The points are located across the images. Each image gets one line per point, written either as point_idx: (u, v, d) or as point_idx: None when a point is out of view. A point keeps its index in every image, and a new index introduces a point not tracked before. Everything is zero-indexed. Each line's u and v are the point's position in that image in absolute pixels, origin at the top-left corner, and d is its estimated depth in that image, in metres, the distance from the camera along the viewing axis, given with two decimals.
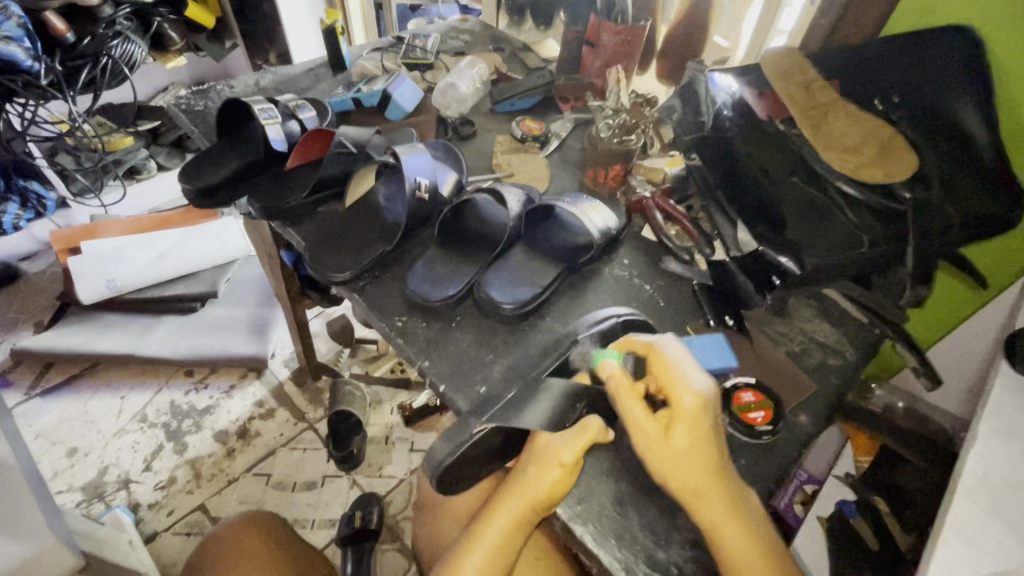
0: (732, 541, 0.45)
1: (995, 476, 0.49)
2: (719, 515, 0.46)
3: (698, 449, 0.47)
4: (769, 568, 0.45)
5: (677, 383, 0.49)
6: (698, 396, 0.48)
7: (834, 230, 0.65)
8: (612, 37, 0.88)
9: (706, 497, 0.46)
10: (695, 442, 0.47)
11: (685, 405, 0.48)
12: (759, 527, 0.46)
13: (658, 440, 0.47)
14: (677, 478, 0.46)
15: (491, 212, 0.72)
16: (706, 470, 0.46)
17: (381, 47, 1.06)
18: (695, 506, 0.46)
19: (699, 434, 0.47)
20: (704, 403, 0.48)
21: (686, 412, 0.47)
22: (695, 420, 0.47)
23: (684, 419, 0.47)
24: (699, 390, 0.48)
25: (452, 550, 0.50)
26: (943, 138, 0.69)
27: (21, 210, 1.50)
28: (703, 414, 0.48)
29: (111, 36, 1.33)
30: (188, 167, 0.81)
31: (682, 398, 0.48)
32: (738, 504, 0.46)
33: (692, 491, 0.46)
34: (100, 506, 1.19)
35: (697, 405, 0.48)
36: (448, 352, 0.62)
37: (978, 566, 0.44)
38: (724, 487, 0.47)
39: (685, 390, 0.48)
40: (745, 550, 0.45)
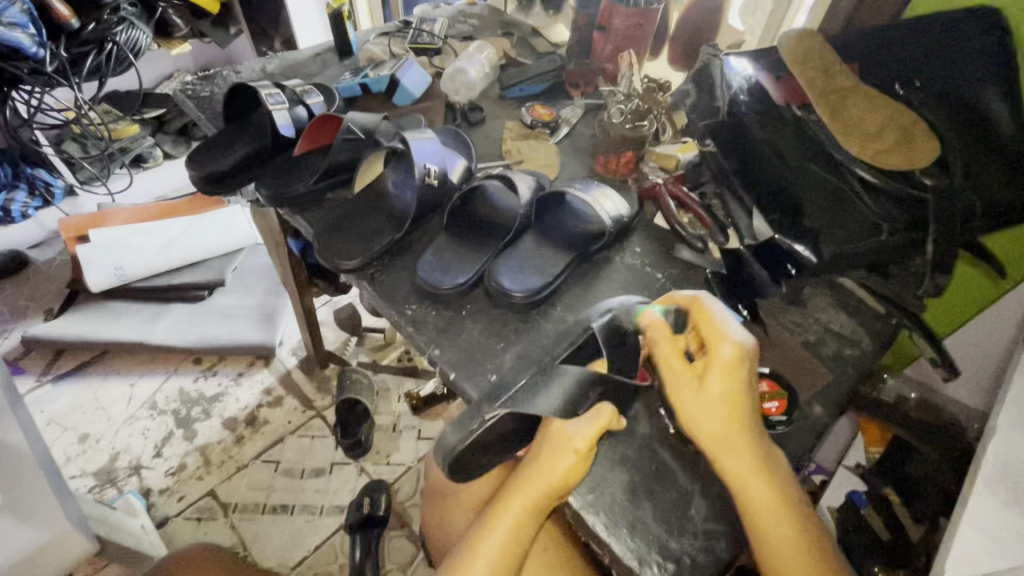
0: (756, 495, 0.46)
1: (1016, 468, 0.48)
2: (743, 468, 0.46)
3: (729, 399, 0.47)
4: (793, 518, 0.46)
5: (717, 333, 0.49)
6: (737, 348, 0.47)
7: (852, 219, 0.63)
8: (624, 20, 0.86)
9: (732, 449, 0.46)
10: (727, 391, 0.47)
11: (721, 353, 0.47)
12: (783, 481, 0.47)
13: (689, 388, 0.48)
14: (705, 427, 0.47)
15: (502, 199, 0.71)
16: (734, 419, 0.47)
17: (388, 31, 1.05)
18: (721, 457, 0.47)
19: (734, 383, 0.47)
20: (743, 353, 0.47)
21: (721, 362, 0.47)
22: (730, 369, 0.47)
23: (719, 367, 0.47)
24: (738, 340, 0.48)
25: (465, 539, 0.50)
26: (969, 122, 0.67)
27: (29, 198, 1.51)
28: (739, 364, 0.47)
29: (116, 22, 1.32)
30: (196, 154, 0.81)
31: (719, 347, 0.48)
32: (763, 456, 0.47)
33: (717, 442, 0.47)
34: (112, 491, 1.20)
35: (735, 354, 0.47)
36: (459, 340, 0.62)
37: (998, 558, 0.44)
38: (751, 437, 0.47)
39: (723, 339, 0.48)
40: (768, 503, 0.46)
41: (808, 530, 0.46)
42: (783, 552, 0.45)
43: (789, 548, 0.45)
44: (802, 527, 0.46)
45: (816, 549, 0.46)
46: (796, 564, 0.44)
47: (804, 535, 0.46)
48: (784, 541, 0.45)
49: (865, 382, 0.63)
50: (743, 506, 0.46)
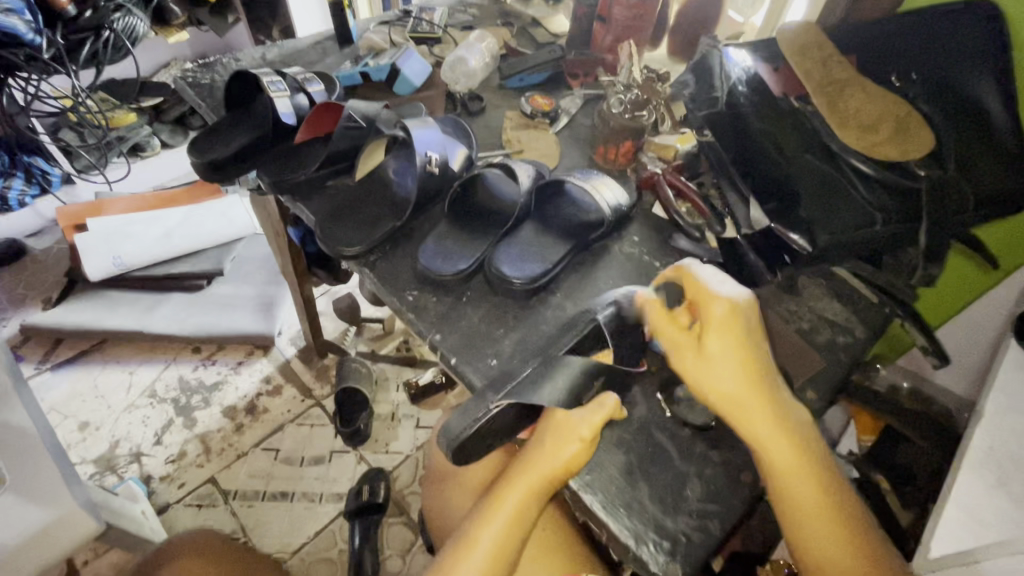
0: (780, 460, 0.47)
1: (1000, 452, 0.50)
2: (767, 433, 0.47)
3: (732, 359, 0.47)
4: (817, 476, 0.47)
5: (704, 294, 0.49)
6: (727, 303, 0.47)
7: (848, 208, 0.63)
8: (624, 11, 0.86)
9: (751, 412, 0.47)
10: (729, 348, 0.47)
11: (714, 316, 0.47)
12: (807, 447, 0.48)
13: (693, 353, 0.48)
14: (719, 390, 0.47)
15: (501, 186, 0.72)
16: (747, 383, 0.47)
17: (388, 21, 1.05)
18: (742, 421, 0.47)
19: (734, 338, 0.47)
20: (737, 307, 0.47)
21: (716, 320, 0.47)
22: (727, 326, 0.47)
23: (715, 326, 0.47)
24: (728, 296, 0.48)
25: (468, 522, 0.51)
26: (962, 114, 0.68)
27: (26, 185, 1.51)
28: (735, 318, 0.47)
29: (112, 10, 1.31)
30: (196, 142, 0.81)
31: (710, 307, 0.48)
32: (783, 417, 0.47)
33: (734, 407, 0.47)
34: (112, 478, 1.21)
35: (728, 310, 0.47)
36: (460, 326, 0.62)
37: (982, 536, 0.45)
38: (768, 398, 0.47)
39: (713, 299, 0.48)
40: (792, 468, 0.47)
41: (833, 493, 0.47)
42: (807, 516, 0.46)
43: (813, 511, 0.46)
44: (828, 491, 0.47)
45: (841, 507, 0.47)
46: (821, 526, 0.46)
47: (829, 499, 0.47)
48: (807, 504, 0.46)
49: (858, 369, 0.64)
50: (767, 471, 0.47)
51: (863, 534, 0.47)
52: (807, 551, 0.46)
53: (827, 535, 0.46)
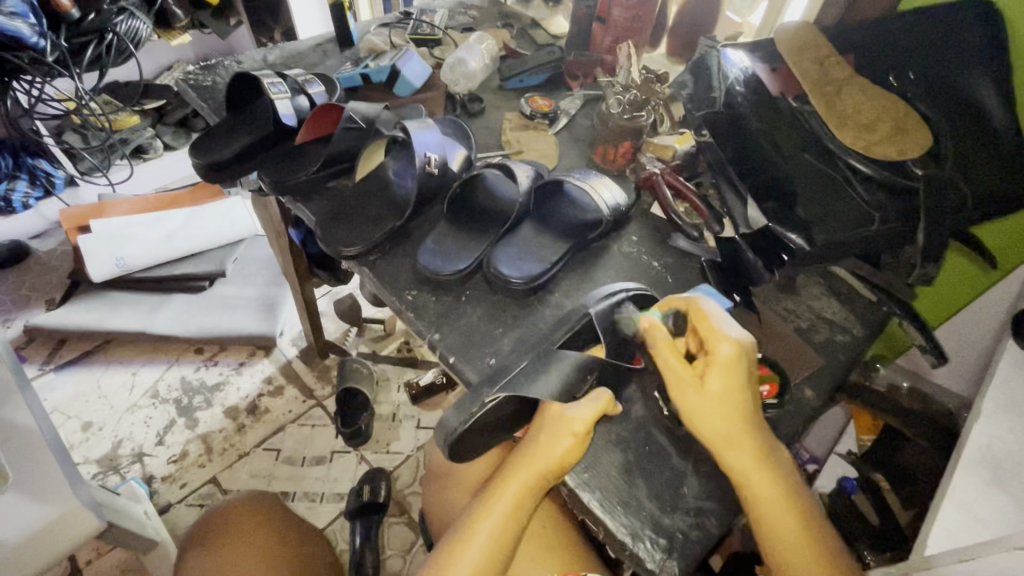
0: (761, 487, 0.47)
1: (997, 450, 0.50)
2: (751, 468, 0.47)
3: (725, 398, 0.48)
4: (793, 501, 0.47)
5: (715, 332, 0.49)
6: (736, 346, 0.48)
7: (846, 209, 0.64)
8: (623, 12, 0.87)
9: (734, 446, 0.47)
10: (727, 387, 0.48)
11: (718, 358, 0.48)
12: (788, 481, 0.48)
13: (691, 387, 0.49)
14: (707, 423, 0.48)
15: (501, 187, 0.73)
16: (731, 416, 0.48)
17: (388, 23, 1.05)
18: (724, 452, 0.48)
19: (734, 382, 0.48)
20: (742, 351, 0.48)
21: (721, 360, 0.48)
22: (730, 367, 0.48)
23: (719, 366, 0.48)
24: (736, 338, 0.48)
25: (465, 519, 0.52)
26: (959, 113, 0.68)
27: (30, 188, 1.52)
28: (739, 361, 0.48)
29: (115, 13, 1.32)
30: (197, 143, 0.81)
31: (719, 346, 0.48)
32: (762, 448, 0.48)
33: (719, 438, 0.48)
34: (115, 478, 1.22)
35: (734, 353, 0.48)
36: (459, 325, 0.63)
37: (978, 533, 0.45)
38: (750, 431, 0.48)
39: (720, 339, 0.48)
40: (776, 502, 0.47)
41: (816, 529, 0.47)
42: (792, 552, 0.46)
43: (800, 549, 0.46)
44: (812, 527, 0.47)
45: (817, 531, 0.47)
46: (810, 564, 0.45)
47: (814, 535, 0.47)
48: (787, 529, 0.46)
49: (856, 368, 0.64)
50: (749, 501, 0.47)
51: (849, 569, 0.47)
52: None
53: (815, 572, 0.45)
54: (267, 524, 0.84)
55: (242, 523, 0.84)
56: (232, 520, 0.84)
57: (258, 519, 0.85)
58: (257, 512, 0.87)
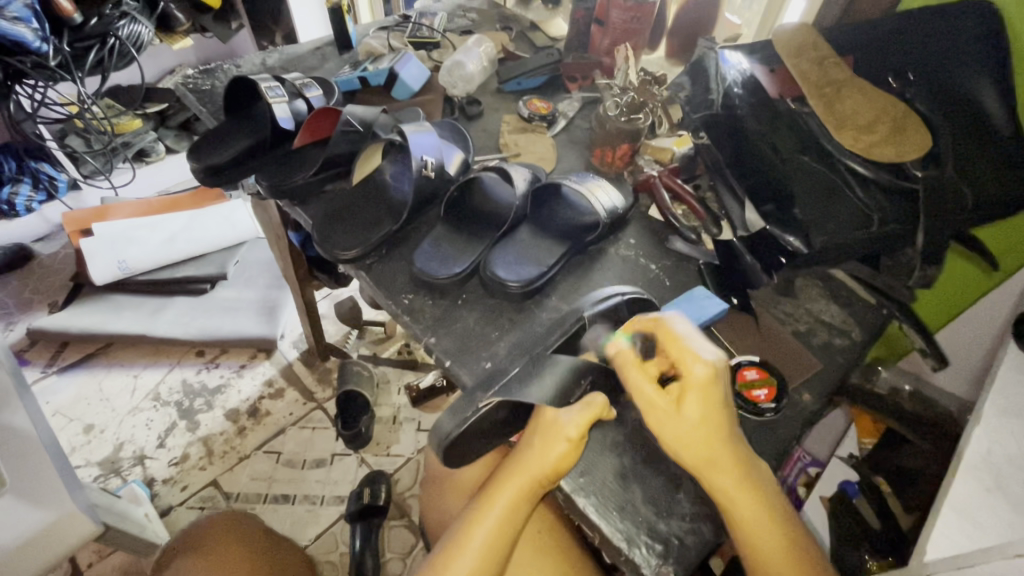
0: (745, 510, 0.46)
1: (997, 455, 0.50)
2: (734, 491, 0.46)
3: (704, 423, 0.47)
4: (778, 522, 0.47)
5: (687, 355, 0.48)
6: (710, 366, 0.48)
7: (842, 210, 0.64)
8: (621, 14, 0.87)
9: (719, 471, 0.46)
10: (706, 410, 0.47)
11: (694, 381, 0.47)
12: (772, 501, 0.47)
13: (667, 413, 0.47)
14: (689, 448, 0.46)
15: (497, 190, 0.73)
16: (713, 440, 0.46)
17: (387, 26, 1.06)
18: (709, 476, 0.47)
19: (712, 405, 0.47)
20: (716, 372, 0.48)
21: (697, 382, 0.47)
22: (707, 389, 0.47)
23: (695, 389, 0.47)
24: (709, 359, 0.48)
25: (460, 524, 0.52)
26: (959, 115, 0.67)
27: (33, 191, 1.53)
28: (714, 382, 0.47)
29: (117, 17, 1.33)
30: (196, 147, 0.82)
31: (692, 369, 0.48)
32: (747, 469, 0.47)
33: (702, 464, 0.46)
34: (116, 480, 1.22)
35: (709, 374, 0.47)
36: (455, 329, 0.63)
37: (976, 539, 0.45)
38: (734, 454, 0.47)
39: (694, 361, 0.48)
40: (759, 524, 0.46)
41: (800, 548, 0.46)
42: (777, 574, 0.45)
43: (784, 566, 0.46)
44: (795, 545, 0.47)
45: (801, 550, 0.47)
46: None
47: (797, 553, 0.46)
48: (772, 551, 0.46)
49: (855, 371, 0.64)
50: (733, 523, 0.47)
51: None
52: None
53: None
54: (239, 546, 0.82)
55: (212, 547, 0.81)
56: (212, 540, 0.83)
57: (231, 541, 0.83)
58: (227, 535, 0.84)
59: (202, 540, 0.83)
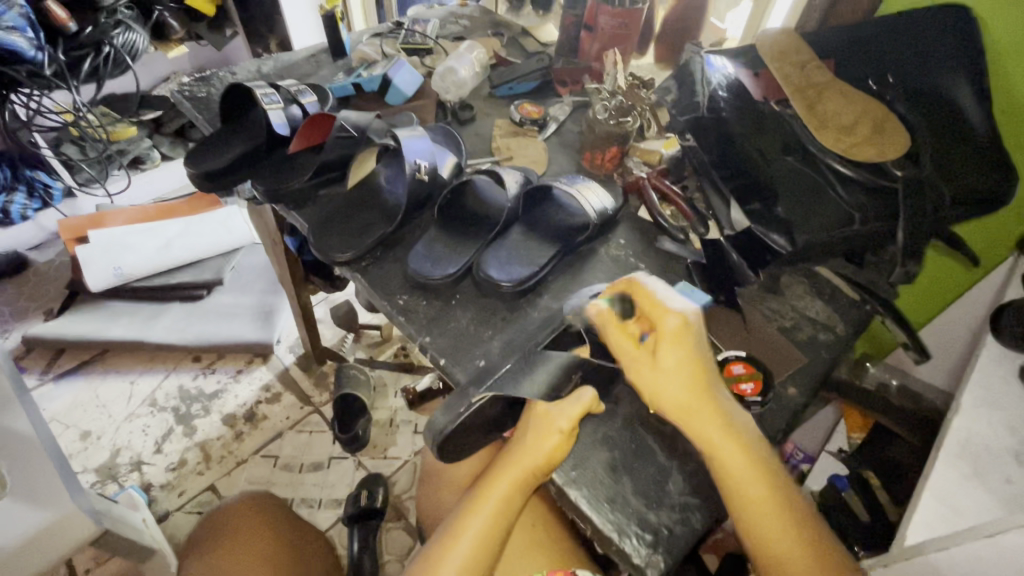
0: (729, 460, 0.49)
1: (976, 443, 0.51)
2: (722, 447, 0.49)
3: (682, 373, 0.50)
4: (761, 471, 0.49)
5: (660, 308, 0.52)
6: (681, 316, 0.51)
7: (827, 210, 0.67)
8: (610, 19, 0.89)
9: (699, 417, 0.49)
10: (681, 359, 0.50)
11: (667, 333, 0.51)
12: (755, 453, 0.50)
13: (646, 364, 0.51)
14: (669, 396, 0.50)
15: (491, 194, 0.74)
16: (692, 385, 0.50)
17: (380, 33, 1.07)
18: (689, 425, 0.50)
19: (687, 352, 0.50)
20: (687, 322, 0.51)
21: (670, 332, 0.51)
22: (679, 338, 0.51)
23: (668, 339, 0.50)
24: (679, 310, 0.51)
25: (454, 517, 0.53)
26: (939, 119, 0.69)
27: (28, 199, 1.53)
28: (686, 332, 0.51)
29: (113, 25, 1.35)
30: (193, 153, 0.83)
31: (665, 319, 0.51)
32: (727, 417, 0.50)
33: (682, 410, 0.49)
34: (113, 486, 1.22)
35: (681, 324, 0.51)
36: (449, 328, 0.64)
37: (954, 523, 0.46)
38: (713, 401, 0.50)
39: (667, 313, 0.51)
40: (748, 481, 0.48)
41: (782, 493, 0.49)
42: (762, 521, 0.47)
43: (771, 524, 0.47)
44: (779, 494, 0.49)
45: (786, 500, 0.49)
46: (777, 534, 0.47)
47: (779, 499, 0.48)
48: (756, 498, 0.48)
49: (840, 366, 0.65)
50: (718, 474, 0.49)
51: (818, 542, 0.48)
52: (770, 561, 0.47)
53: (782, 539, 0.47)
54: (263, 526, 0.84)
55: (216, 559, 0.78)
56: (236, 522, 0.84)
57: (257, 522, 0.85)
58: (246, 523, 0.84)
59: (198, 557, 0.80)
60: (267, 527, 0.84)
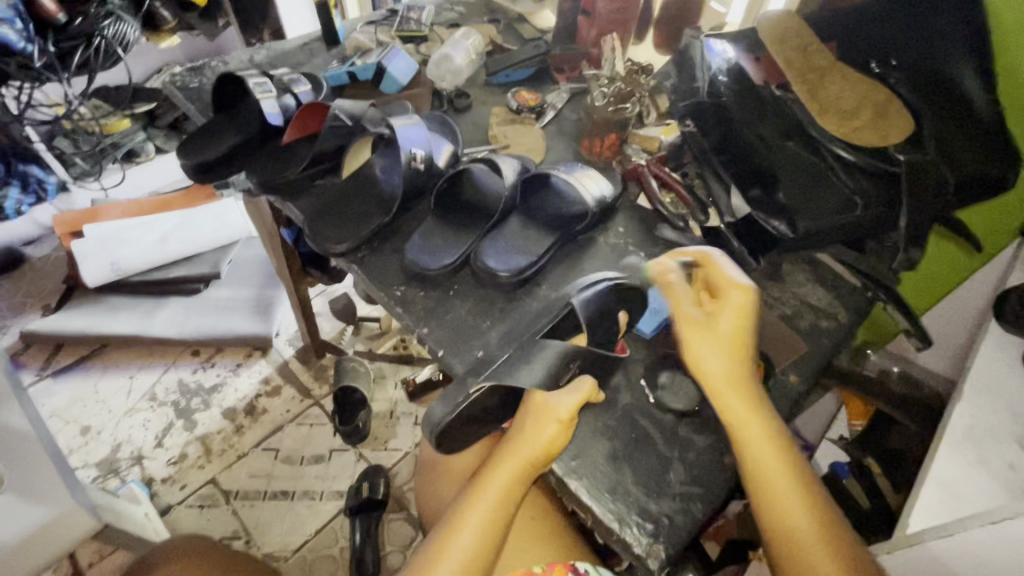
0: (753, 437, 0.49)
1: (978, 429, 0.51)
2: (747, 423, 0.50)
3: (723, 349, 0.51)
4: (782, 452, 0.49)
5: (727, 280, 0.53)
6: (745, 293, 0.52)
7: (832, 196, 0.66)
8: (607, 5, 0.87)
9: (734, 391, 0.50)
10: (734, 334, 0.52)
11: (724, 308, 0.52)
12: (778, 434, 0.50)
13: (699, 331, 0.52)
14: (711, 366, 0.51)
15: (487, 181, 0.72)
16: (734, 359, 0.51)
17: (374, 20, 1.05)
18: (722, 397, 0.51)
19: (739, 331, 0.52)
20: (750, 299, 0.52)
21: (731, 305, 0.52)
22: (738, 313, 0.52)
23: (728, 311, 0.52)
24: (746, 287, 0.53)
25: (453, 508, 0.53)
26: (941, 102, 0.67)
27: (22, 194, 1.51)
28: (746, 308, 0.52)
29: (102, 16, 1.32)
30: (187, 144, 0.82)
31: (729, 293, 0.53)
32: (757, 396, 0.51)
33: (720, 381, 0.51)
34: (114, 481, 1.23)
35: (743, 301, 0.52)
36: (447, 320, 0.63)
37: (958, 509, 0.46)
38: (749, 379, 0.51)
39: (731, 288, 0.53)
40: (768, 458, 0.49)
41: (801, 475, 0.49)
42: (779, 500, 0.48)
43: (791, 513, 0.48)
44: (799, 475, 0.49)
45: (804, 484, 0.49)
46: (794, 514, 0.48)
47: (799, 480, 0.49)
48: (775, 477, 0.48)
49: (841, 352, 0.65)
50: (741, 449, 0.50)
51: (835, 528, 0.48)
52: (786, 542, 0.47)
53: (798, 519, 0.48)
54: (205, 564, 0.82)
55: None
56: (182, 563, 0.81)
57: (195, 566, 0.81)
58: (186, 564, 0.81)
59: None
60: (195, 569, 0.80)
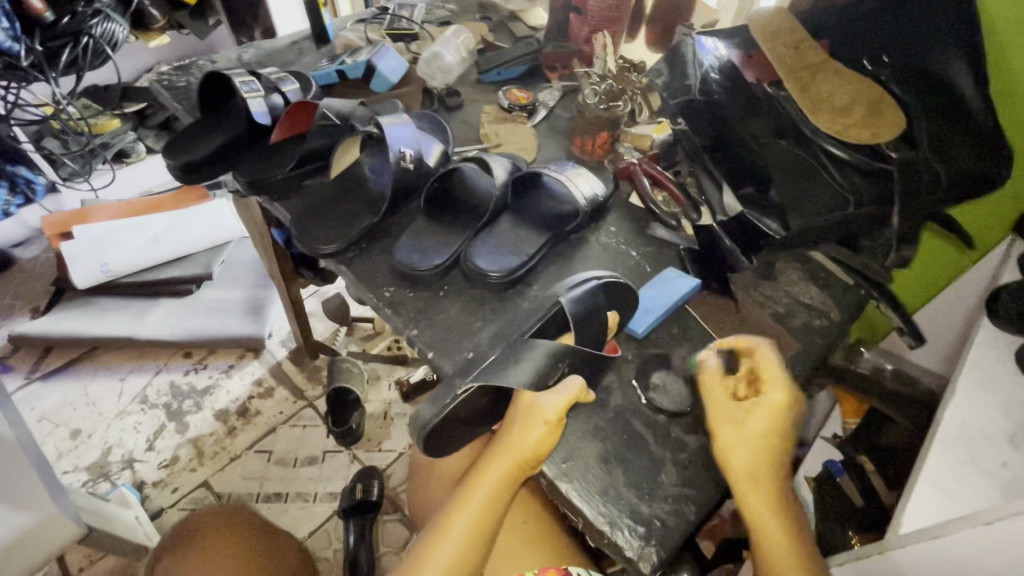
0: (763, 518, 0.48)
1: (970, 427, 0.51)
2: (760, 505, 0.48)
3: (751, 446, 0.49)
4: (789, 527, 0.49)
5: (770, 377, 0.52)
6: (785, 392, 0.50)
7: (823, 192, 0.68)
8: (600, 2, 0.86)
9: (755, 485, 0.48)
10: (768, 431, 0.49)
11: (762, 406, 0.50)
12: (784, 503, 0.49)
13: (732, 423, 0.50)
14: (738, 459, 0.48)
15: (478, 180, 0.72)
16: (762, 449, 0.49)
17: (365, 19, 1.04)
18: (743, 486, 0.48)
19: (774, 435, 0.49)
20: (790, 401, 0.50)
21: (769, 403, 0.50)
22: (775, 411, 0.50)
23: (763, 411, 0.50)
24: (787, 388, 0.50)
25: (441, 511, 0.52)
26: (934, 97, 0.67)
27: (10, 194, 1.49)
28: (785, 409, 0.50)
29: (90, 15, 1.30)
30: (172, 144, 0.80)
31: (770, 390, 0.51)
32: (774, 480, 0.49)
33: (746, 474, 0.48)
34: (105, 484, 1.21)
35: (783, 400, 0.50)
36: (437, 320, 0.63)
37: (950, 510, 0.46)
38: (773, 471, 0.49)
39: (775, 386, 0.51)
40: (774, 534, 0.48)
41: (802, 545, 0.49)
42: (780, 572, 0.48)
43: None
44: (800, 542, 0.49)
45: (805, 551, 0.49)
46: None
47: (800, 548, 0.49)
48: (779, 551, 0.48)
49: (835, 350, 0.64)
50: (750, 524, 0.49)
51: None
52: None
53: None
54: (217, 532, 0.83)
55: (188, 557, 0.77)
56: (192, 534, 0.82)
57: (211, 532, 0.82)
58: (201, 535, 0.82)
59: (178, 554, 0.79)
60: (206, 537, 0.81)
